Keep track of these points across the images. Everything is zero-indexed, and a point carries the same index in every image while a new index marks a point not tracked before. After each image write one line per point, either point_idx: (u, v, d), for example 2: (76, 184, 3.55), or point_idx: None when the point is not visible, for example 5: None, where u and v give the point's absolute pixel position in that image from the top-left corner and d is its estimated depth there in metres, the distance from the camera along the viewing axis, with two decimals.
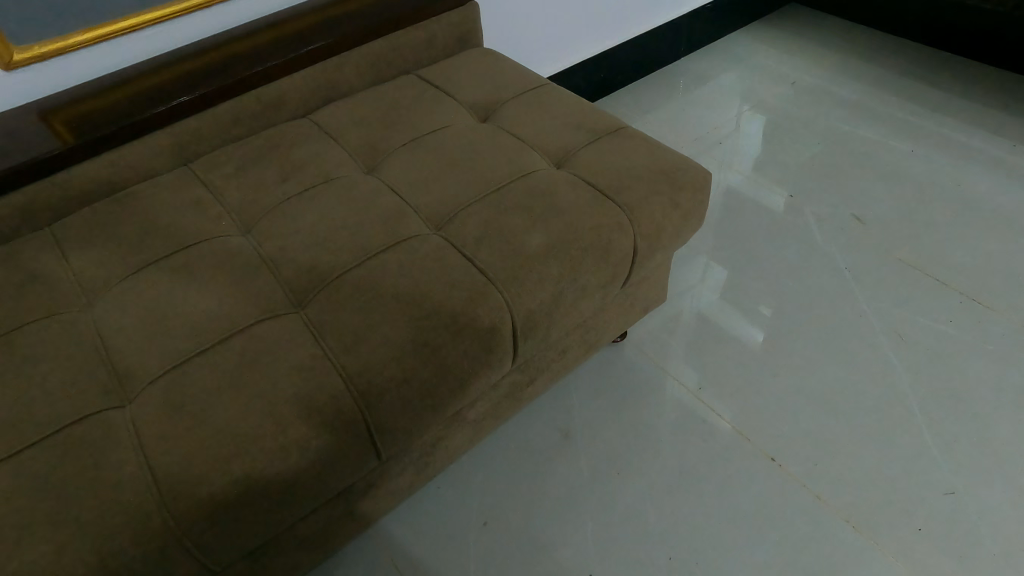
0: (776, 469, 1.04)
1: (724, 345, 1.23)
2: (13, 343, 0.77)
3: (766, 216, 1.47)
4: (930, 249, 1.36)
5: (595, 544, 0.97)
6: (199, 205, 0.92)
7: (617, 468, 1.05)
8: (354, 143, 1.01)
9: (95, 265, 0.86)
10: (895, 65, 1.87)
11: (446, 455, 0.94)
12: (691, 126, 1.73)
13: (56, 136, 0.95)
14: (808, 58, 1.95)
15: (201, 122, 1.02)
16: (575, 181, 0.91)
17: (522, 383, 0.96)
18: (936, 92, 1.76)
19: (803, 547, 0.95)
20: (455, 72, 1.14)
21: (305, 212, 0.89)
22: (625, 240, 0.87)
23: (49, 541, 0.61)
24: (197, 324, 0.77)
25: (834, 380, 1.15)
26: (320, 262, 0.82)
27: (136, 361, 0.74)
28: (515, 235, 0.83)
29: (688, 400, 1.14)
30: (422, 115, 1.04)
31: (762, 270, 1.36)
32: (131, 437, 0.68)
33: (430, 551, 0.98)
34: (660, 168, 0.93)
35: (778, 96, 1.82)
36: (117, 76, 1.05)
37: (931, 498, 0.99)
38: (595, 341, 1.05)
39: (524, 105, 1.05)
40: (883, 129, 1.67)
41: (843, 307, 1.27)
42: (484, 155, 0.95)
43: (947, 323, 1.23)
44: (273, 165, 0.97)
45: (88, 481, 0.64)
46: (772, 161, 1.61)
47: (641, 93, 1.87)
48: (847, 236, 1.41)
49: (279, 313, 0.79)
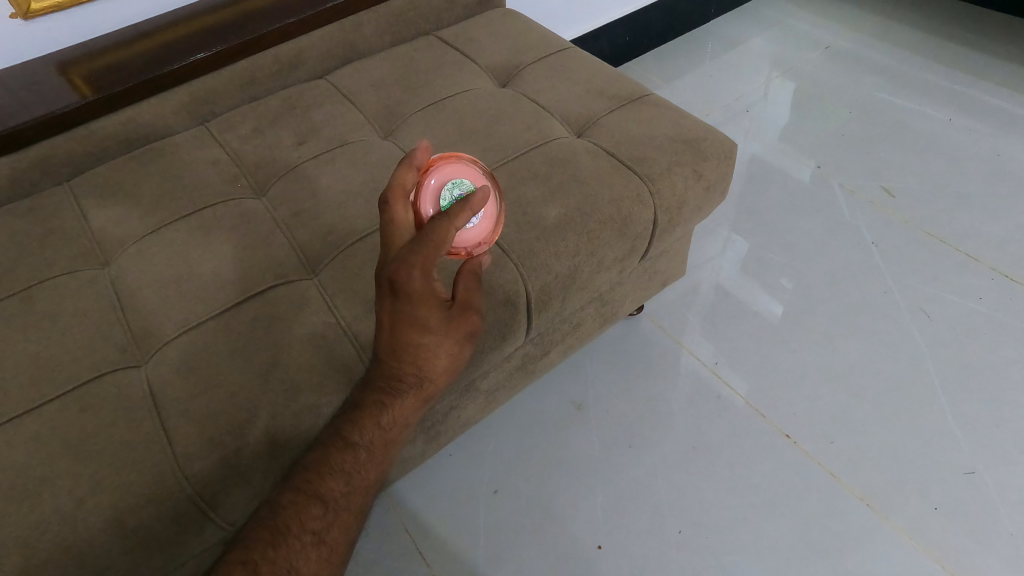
0: (791, 446, 1.03)
1: (743, 318, 1.21)
2: (32, 299, 0.77)
3: (791, 187, 1.44)
4: (963, 222, 1.32)
5: (604, 515, 0.98)
6: (215, 166, 0.91)
7: (630, 441, 1.05)
8: (371, 106, 0.99)
9: (112, 223, 0.85)
10: (934, 30, 1.80)
11: (458, 423, 0.94)
12: (717, 93, 1.68)
13: (73, 88, 0.94)
14: (844, 21, 1.88)
15: (218, 81, 1.01)
16: (595, 150, 0.89)
17: (535, 355, 0.96)
18: (976, 60, 1.69)
19: (815, 523, 0.95)
20: (476, 33, 1.11)
21: (322, 175, 0.88)
22: (645, 212, 0.85)
23: (68, 496, 0.62)
24: (211, 286, 0.77)
25: (854, 357, 1.13)
26: (335, 228, 0.81)
27: (152, 322, 0.74)
28: (532, 206, 0.82)
29: (704, 372, 1.13)
30: (440, 78, 1.02)
31: (784, 243, 1.33)
32: (146, 397, 0.69)
33: (441, 517, 0.99)
34: (684, 137, 0.90)
35: (810, 61, 1.76)
36: (135, 30, 1.04)
37: (949, 479, 0.98)
38: (611, 314, 1.04)
39: (546, 69, 1.03)
40: (920, 96, 1.61)
41: (867, 282, 1.24)
42: (503, 122, 0.93)
43: (977, 300, 1.20)
44: (290, 126, 0.96)
45: (105, 439, 0.65)
46: (801, 130, 1.56)
47: (667, 57, 1.82)
48: (875, 209, 1.37)
49: (292, 278, 0.78)
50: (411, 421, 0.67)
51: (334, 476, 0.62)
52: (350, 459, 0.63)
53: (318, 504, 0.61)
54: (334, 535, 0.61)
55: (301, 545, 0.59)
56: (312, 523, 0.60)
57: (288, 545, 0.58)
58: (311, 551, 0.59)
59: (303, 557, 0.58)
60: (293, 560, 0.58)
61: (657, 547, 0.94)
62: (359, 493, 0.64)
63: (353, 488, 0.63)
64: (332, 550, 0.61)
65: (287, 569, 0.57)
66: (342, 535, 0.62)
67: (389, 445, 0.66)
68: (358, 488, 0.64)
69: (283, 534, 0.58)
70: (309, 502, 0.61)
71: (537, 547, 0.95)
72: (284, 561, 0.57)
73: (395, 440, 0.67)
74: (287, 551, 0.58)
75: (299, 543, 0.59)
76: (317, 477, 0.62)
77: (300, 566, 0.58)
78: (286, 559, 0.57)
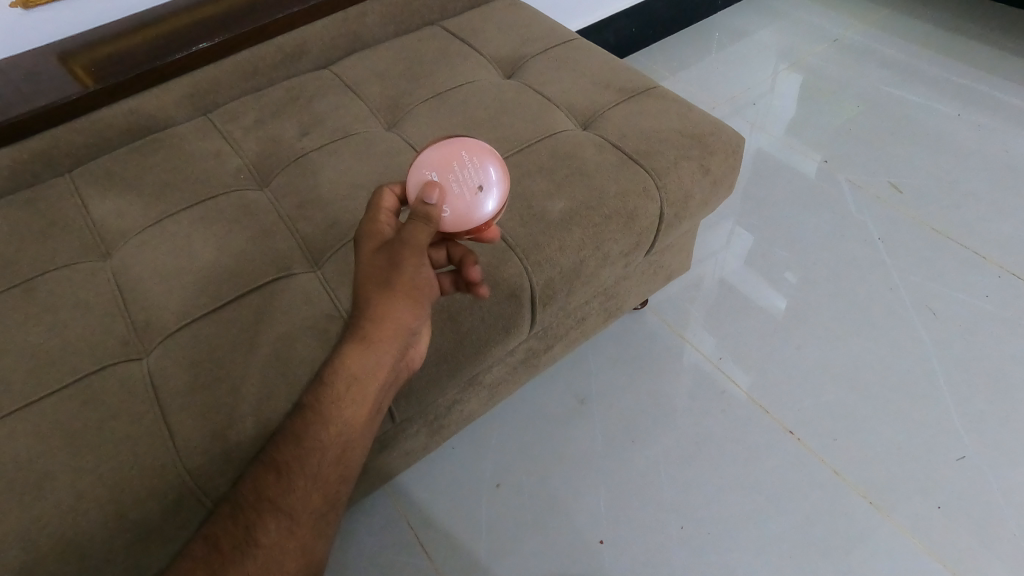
0: (795, 443, 1.03)
1: (747, 313, 1.20)
2: (34, 291, 0.77)
3: (797, 181, 1.43)
4: (970, 219, 1.31)
5: (606, 510, 0.97)
6: (217, 157, 0.90)
7: (633, 436, 1.05)
8: (375, 98, 0.98)
9: (114, 214, 0.85)
10: (944, 25, 1.78)
11: (460, 418, 0.94)
12: (724, 85, 1.67)
13: (75, 79, 0.94)
14: (852, 14, 1.86)
15: (220, 72, 1.01)
16: (601, 143, 0.88)
17: (539, 350, 0.95)
18: (986, 54, 1.67)
19: (817, 521, 0.94)
20: (481, 24, 1.10)
21: (325, 167, 0.87)
22: (652, 206, 0.84)
23: (70, 490, 0.61)
24: (214, 278, 0.76)
25: (860, 354, 1.12)
26: (337, 221, 0.81)
27: (154, 314, 0.74)
28: (537, 200, 0.81)
29: (707, 367, 1.13)
30: (444, 70, 1.01)
31: (789, 237, 1.32)
32: (148, 390, 0.68)
33: (443, 510, 0.99)
34: (692, 132, 0.89)
35: (818, 54, 1.75)
36: (136, 19, 1.04)
37: (954, 477, 0.97)
38: (616, 308, 1.03)
39: (552, 60, 1.02)
40: (928, 90, 1.60)
41: (873, 279, 1.23)
42: (508, 114, 0.92)
43: (983, 297, 1.19)
44: (293, 117, 0.95)
45: (106, 431, 0.65)
46: (808, 124, 1.55)
47: (673, 48, 1.80)
48: (883, 205, 1.36)
49: (295, 271, 0.77)
50: (380, 381, 0.61)
51: (290, 441, 0.60)
52: (305, 422, 0.60)
53: (271, 471, 0.59)
54: (293, 500, 0.59)
55: (257, 513, 0.58)
56: (269, 491, 0.59)
57: (246, 516, 0.58)
58: (269, 520, 0.58)
59: (262, 529, 0.58)
60: (252, 531, 0.58)
61: (658, 542, 0.94)
62: (325, 457, 0.60)
63: (309, 452, 0.60)
64: (295, 514, 0.59)
65: (247, 537, 0.58)
66: (306, 502, 0.60)
67: (356, 404, 0.61)
68: (323, 453, 0.60)
69: (243, 504, 0.59)
70: (266, 471, 0.60)
71: (539, 542, 0.95)
72: (244, 530, 0.58)
73: (367, 398, 0.61)
74: (245, 520, 0.58)
75: (253, 511, 0.58)
76: (275, 444, 0.61)
77: (259, 536, 0.58)
78: (245, 530, 0.58)
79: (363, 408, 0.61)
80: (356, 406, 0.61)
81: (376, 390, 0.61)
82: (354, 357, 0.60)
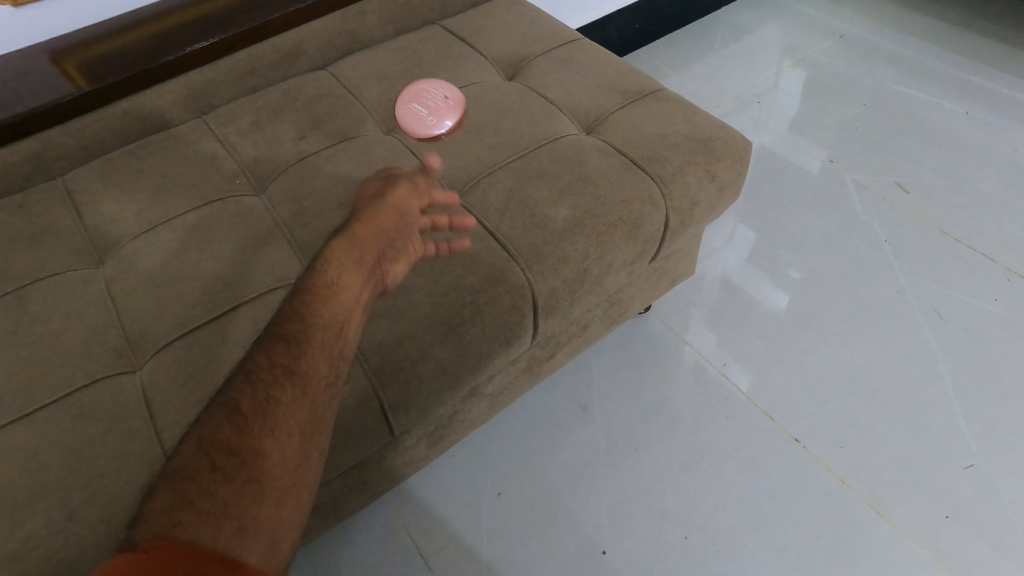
0: (800, 451, 1.01)
1: (752, 316, 1.18)
2: (24, 300, 0.75)
3: (802, 180, 1.40)
4: (978, 220, 1.29)
5: (608, 519, 0.96)
6: (212, 161, 0.89)
7: (636, 444, 1.03)
8: (374, 100, 0.96)
9: (107, 220, 0.83)
10: (952, 20, 1.75)
11: (461, 426, 0.92)
12: (728, 82, 1.65)
13: (68, 79, 0.93)
14: (858, 10, 1.83)
15: (216, 73, 0.99)
16: (605, 148, 0.86)
17: (541, 357, 0.93)
18: (994, 50, 1.65)
19: (823, 531, 0.93)
20: (482, 23, 1.08)
21: (323, 173, 0.85)
22: (657, 214, 0.82)
23: (60, 508, 0.60)
24: (209, 288, 0.74)
25: (866, 358, 1.10)
26: (336, 228, 0.79)
27: (146, 325, 0.72)
28: (540, 208, 0.79)
29: (711, 372, 1.11)
30: (444, 71, 0.99)
31: (795, 238, 1.30)
32: (141, 404, 0.67)
33: (443, 518, 0.98)
34: (698, 137, 0.87)
35: (823, 50, 1.72)
36: (130, 17, 1.02)
37: (961, 486, 0.96)
38: (620, 314, 1.01)
39: (554, 62, 1.00)
40: (936, 88, 1.57)
41: (880, 281, 1.21)
42: (510, 117, 0.90)
43: (992, 301, 1.17)
44: (290, 120, 0.93)
45: (97, 447, 0.63)
46: (812, 122, 1.53)
47: (676, 44, 1.78)
48: (889, 206, 1.34)
49: (292, 281, 0.76)
50: (366, 285, 0.66)
51: (292, 319, 0.60)
52: (309, 300, 0.61)
53: (279, 342, 0.58)
54: (308, 367, 0.57)
55: (273, 379, 0.56)
56: (279, 357, 0.57)
57: (260, 384, 0.55)
58: (282, 383, 0.56)
59: (277, 391, 0.55)
60: (266, 390, 0.55)
61: (662, 552, 0.93)
62: (330, 331, 0.60)
63: (314, 326, 0.60)
64: (310, 383, 0.57)
65: (266, 400, 0.54)
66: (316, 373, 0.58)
67: (346, 295, 0.63)
68: (327, 328, 0.60)
69: (257, 372, 0.56)
70: (274, 343, 0.58)
71: (540, 551, 0.94)
72: (265, 395, 0.54)
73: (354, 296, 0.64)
74: (263, 386, 0.55)
75: (269, 378, 0.56)
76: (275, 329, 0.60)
77: (275, 395, 0.55)
78: (258, 394, 0.54)
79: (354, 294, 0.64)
80: (348, 297, 0.63)
81: (360, 292, 0.65)
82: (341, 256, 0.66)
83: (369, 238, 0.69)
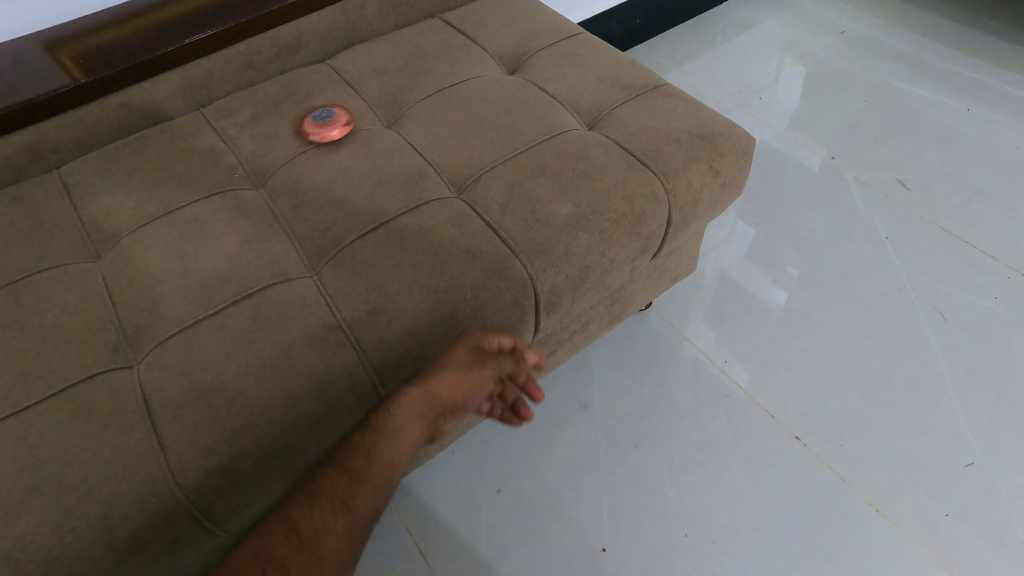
0: (801, 449, 1.01)
1: (752, 313, 1.18)
2: (20, 294, 0.74)
3: (803, 177, 1.40)
4: (979, 218, 1.29)
5: (608, 517, 0.96)
6: (210, 155, 0.88)
7: (636, 441, 1.03)
8: (374, 93, 0.95)
9: (104, 213, 0.82)
10: (954, 17, 1.75)
11: (461, 423, 0.92)
12: (729, 78, 1.64)
13: (63, 71, 0.91)
14: (860, 5, 1.82)
15: (214, 66, 0.98)
16: (607, 144, 0.85)
17: (541, 354, 0.93)
18: (996, 47, 1.64)
19: (823, 529, 0.93)
20: (484, 17, 1.07)
21: (322, 167, 0.84)
22: (659, 210, 0.82)
23: (57, 505, 0.59)
24: (208, 283, 0.74)
25: (867, 356, 1.10)
26: (336, 223, 0.78)
27: (144, 320, 0.71)
28: (542, 204, 0.78)
29: (711, 369, 1.11)
30: (445, 65, 0.98)
31: (796, 235, 1.29)
32: (139, 401, 0.66)
33: (442, 515, 0.97)
34: (702, 133, 0.86)
35: (825, 47, 1.71)
36: (127, 9, 1.01)
37: (961, 484, 0.96)
38: (621, 311, 1.01)
39: (556, 56, 0.99)
40: (937, 85, 1.57)
41: (881, 279, 1.21)
42: (511, 112, 0.89)
43: (993, 299, 1.16)
44: (290, 113, 0.92)
45: (94, 442, 0.63)
46: (814, 119, 1.52)
47: (677, 39, 1.77)
48: (890, 203, 1.33)
49: (292, 276, 0.75)
50: (432, 420, 0.67)
51: (356, 452, 0.63)
52: (378, 437, 0.64)
53: (342, 474, 0.61)
54: (360, 504, 0.61)
55: (330, 508, 0.59)
56: (339, 491, 0.60)
57: (315, 516, 0.59)
58: (336, 520, 0.59)
59: (328, 529, 0.58)
60: (320, 522, 0.58)
61: (661, 549, 0.92)
62: (385, 470, 0.63)
63: (376, 463, 0.63)
64: (359, 520, 0.60)
65: (320, 529, 0.58)
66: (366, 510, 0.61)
67: (411, 431, 0.65)
68: (384, 466, 0.63)
69: (316, 498, 0.60)
70: (337, 474, 0.62)
71: (539, 548, 0.93)
72: (315, 524, 0.58)
73: (417, 432, 0.66)
74: (319, 513, 0.59)
75: (327, 507, 0.59)
76: (341, 455, 0.63)
77: (326, 531, 0.58)
78: (313, 524, 0.58)
79: (415, 439, 0.66)
80: (410, 433, 0.65)
81: (425, 427, 0.67)
82: (417, 391, 0.66)
83: (452, 395, 0.67)
